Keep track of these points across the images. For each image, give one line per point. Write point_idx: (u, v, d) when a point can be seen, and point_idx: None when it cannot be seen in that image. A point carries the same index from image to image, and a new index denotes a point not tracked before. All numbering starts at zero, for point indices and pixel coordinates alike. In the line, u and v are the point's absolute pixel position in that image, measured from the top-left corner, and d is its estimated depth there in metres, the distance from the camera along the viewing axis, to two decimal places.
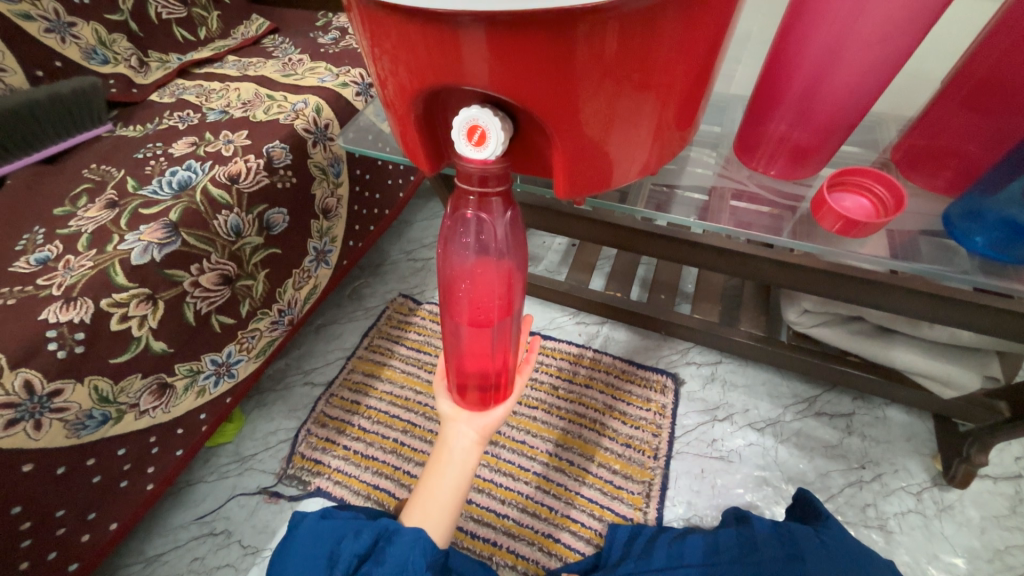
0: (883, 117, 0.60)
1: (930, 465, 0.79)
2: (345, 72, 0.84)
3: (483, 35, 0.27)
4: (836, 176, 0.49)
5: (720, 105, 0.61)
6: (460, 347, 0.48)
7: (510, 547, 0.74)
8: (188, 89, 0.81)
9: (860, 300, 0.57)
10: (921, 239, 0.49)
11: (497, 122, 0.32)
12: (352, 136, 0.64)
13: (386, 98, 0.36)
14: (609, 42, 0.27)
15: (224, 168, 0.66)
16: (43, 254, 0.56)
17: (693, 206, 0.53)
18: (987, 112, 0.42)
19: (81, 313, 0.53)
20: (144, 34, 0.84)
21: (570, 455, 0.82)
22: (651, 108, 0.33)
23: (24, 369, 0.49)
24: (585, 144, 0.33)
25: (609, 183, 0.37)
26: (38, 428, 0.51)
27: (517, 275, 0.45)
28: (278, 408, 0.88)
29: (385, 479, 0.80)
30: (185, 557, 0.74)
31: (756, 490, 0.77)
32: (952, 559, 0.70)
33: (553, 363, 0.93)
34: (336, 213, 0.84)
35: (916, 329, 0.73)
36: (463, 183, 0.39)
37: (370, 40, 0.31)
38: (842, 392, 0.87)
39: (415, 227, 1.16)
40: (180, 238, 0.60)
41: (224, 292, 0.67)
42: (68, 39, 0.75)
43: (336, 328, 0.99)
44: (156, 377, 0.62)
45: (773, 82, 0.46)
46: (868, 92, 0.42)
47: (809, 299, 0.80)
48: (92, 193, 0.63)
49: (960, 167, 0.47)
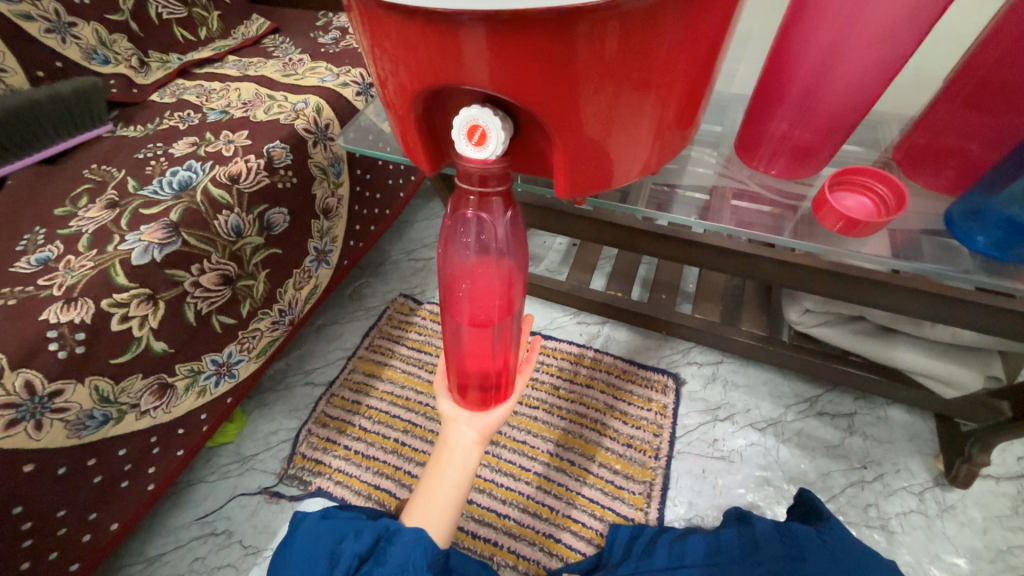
0: (885, 117, 0.60)
1: (932, 465, 0.78)
2: (345, 72, 0.84)
3: (483, 35, 0.27)
4: (838, 176, 0.49)
5: (721, 105, 0.61)
6: (461, 347, 0.48)
7: (511, 547, 0.74)
8: (189, 89, 0.81)
9: (861, 300, 0.56)
10: (924, 238, 0.49)
11: (497, 122, 0.32)
12: (352, 136, 0.64)
13: (386, 98, 0.36)
14: (609, 41, 0.27)
15: (225, 168, 0.66)
16: (44, 254, 0.56)
17: (693, 205, 0.53)
18: (989, 112, 0.42)
19: (82, 314, 0.53)
20: (144, 35, 0.84)
21: (571, 455, 0.82)
22: (651, 108, 0.33)
23: (25, 369, 0.49)
24: (585, 143, 0.33)
25: (609, 183, 0.37)
26: (38, 428, 0.51)
27: (517, 275, 0.45)
28: (278, 408, 0.88)
29: (386, 479, 0.80)
30: (186, 557, 0.74)
31: (757, 490, 0.77)
32: (953, 559, 0.70)
33: (553, 363, 0.93)
34: (336, 213, 0.84)
35: (918, 328, 0.73)
36: (463, 183, 0.39)
37: (371, 39, 0.31)
38: (844, 392, 0.87)
39: (415, 227, 1.16)
40: (181, 239, 0.60)
41: (225, 292, 0.67)
42: (68, 39, 0.75)
43: (337, 327, 0.99)
44: (157, 377, 0.62)
45: (774, 82, 0.46)
46: (869, 91, 0.42)
47: (811, 299, 0.80)
48: (92, 194, 0.63)
49: (961, 166, 0.47)
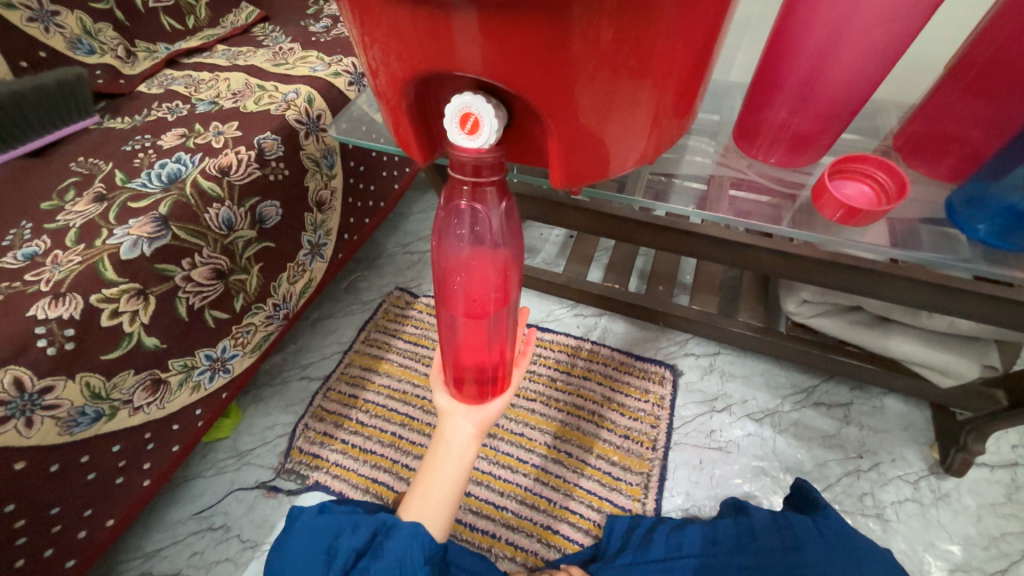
0: (883, 104, 0.59)
1: (927, 454, 0.79)
2: (337, 62, 0.82)
3: (475, 20, 0.26)
4: (838, 164, 0.49)
5: (719, 93, 0.61)
6: (457, 339, 0.48)
7: (510, 539, 0.74)
8: (177, 79, 0.80)
9: (859, 290, 0.56)
10: (923, 227, 0.48)
11: (492, 110, 0.31)
12: (345, 126, 0.63)
13: (377, 88, 0.35)
14: (605, 29, 0.27)
15: (215, 160, 0.65)
16: (31, 249, 0.54)
17: (692, 195, 0.52)
18: (990, 100, 0.42)
19: (71, 310, 0.52)
20: (131, 24, 0.82)
21: (568, 447, 0.82)
22: (648, 96, 0.32)
23: (13, 365, 0.49)
24: (582, 132, 0.32)
25: (606, 172, 0.36)
26: (30, 425, 0.51)
27: (514, 266, 0.44)
28: (275, 402, 0.88)
29: (384, 472, 0.80)
30: (184, 552, 0.73)
31: (754, 481, 0.78)
32: (948, 547, 0.71)
33: (550, 355, 0.92)
34: (329, 206, 0.83)
35: (915, 318, 0.73)
36: (457, 173, 0.37)
37: (360, 28, 0.30)
38: (840, 382, 0.87)
39: (411, 220, 1.15)
40: (171, 232, 0.59)
41: (218, 287, 0.66)
42: (52, 28, 0.73)
43: (332, 322, 0.98)
44: (150, 373, 0.61)
45: (772, 67, 0.45)
46: (872, 75, 0.41)
47: (808, 289, 0.80)
48: (80, 186, 0.61)
49: (963, 154, 0.46)
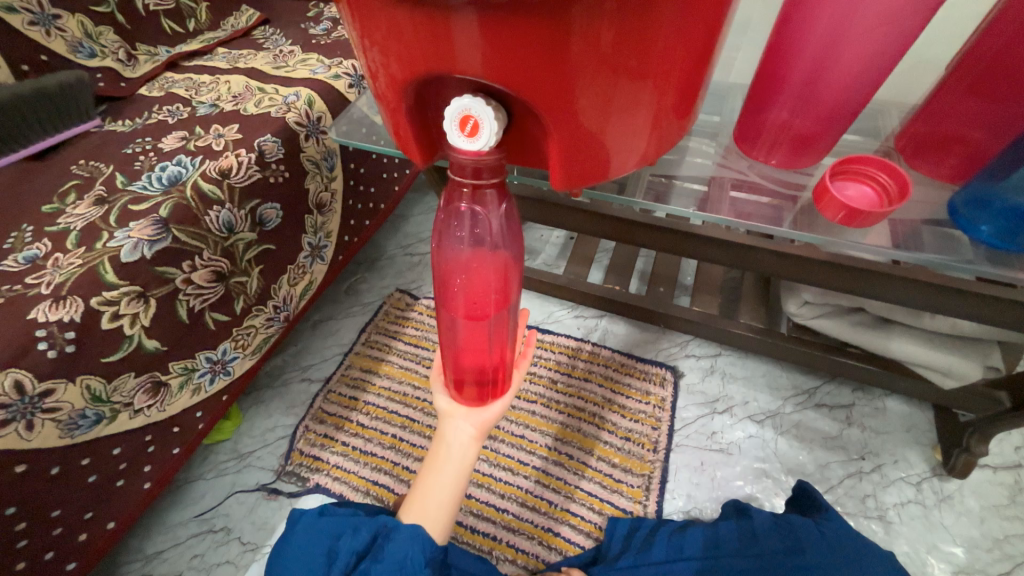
0: (885, 105, 0.59)
1: (930, 456, 0.78)
2: (337, 64, 0.82)
3: (476, 22, 0.26)
4: (839, 165, 0.48)
5: (719, 94, 0.61)
6: (457, 341, 0.47)
7: (510, 541, 0.74)
8: (178, 82, 0.80)
9: (859, 291, 0.56)
10: (925, 229, 0.48)
11: (492, 112, 0.31)
12: (345, 129, 0.63)
13: (377, 90, 0.35)
14: (605, 31, 0.27)
15: (215, 163, 0.65)
16: (32, 252, 0.54)
17: (692, 197, 0.52)
18: (992, 100, 0.42)
19: (71, 312, 0.52)
20: (131, 27, 0.82)
21: (569, 449, 0.82)
22: (649, 97, 0.32)
23: (14, 369, 0.49)
24: (582, 134, 0.32)
25: (607, 173, 0.36)
26: (30, 428, 0.51)
27: (514, 268, 0.44)
28: (275, 405, 0.88)
29: (385, 475, 0.80)
30: (185, 554, 0.73)
31: (756, 482, 0.77)
32: (951, 549, 0.70)
33: (550, 357, 0.92)
34: (330, 208, 0.83)
35: (917, 319, 0.73)
36: (457, 174, 0.37)
37: (360, 31, 0.30)
38: (842, 384, 0.86)
39: (412, 221, 1.15)
40: (170, 235, 0.59)
41: (219, 289, 0.66)
42: (53, 31, 0.74)
43: (333, 323, 0.98)
44: (150, 376, 0.61)
45: (773, 67, 0.44)
46: (874, 75, 0.41)
47: (809, 290, 0.79)
48: (80, 189, 0.61)
49: (965, 155, 0.46)
